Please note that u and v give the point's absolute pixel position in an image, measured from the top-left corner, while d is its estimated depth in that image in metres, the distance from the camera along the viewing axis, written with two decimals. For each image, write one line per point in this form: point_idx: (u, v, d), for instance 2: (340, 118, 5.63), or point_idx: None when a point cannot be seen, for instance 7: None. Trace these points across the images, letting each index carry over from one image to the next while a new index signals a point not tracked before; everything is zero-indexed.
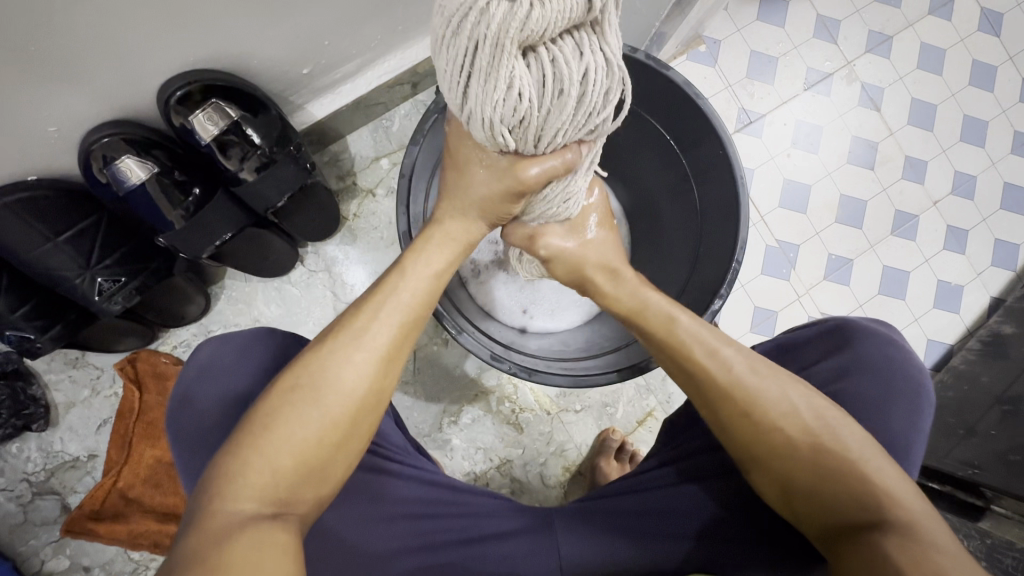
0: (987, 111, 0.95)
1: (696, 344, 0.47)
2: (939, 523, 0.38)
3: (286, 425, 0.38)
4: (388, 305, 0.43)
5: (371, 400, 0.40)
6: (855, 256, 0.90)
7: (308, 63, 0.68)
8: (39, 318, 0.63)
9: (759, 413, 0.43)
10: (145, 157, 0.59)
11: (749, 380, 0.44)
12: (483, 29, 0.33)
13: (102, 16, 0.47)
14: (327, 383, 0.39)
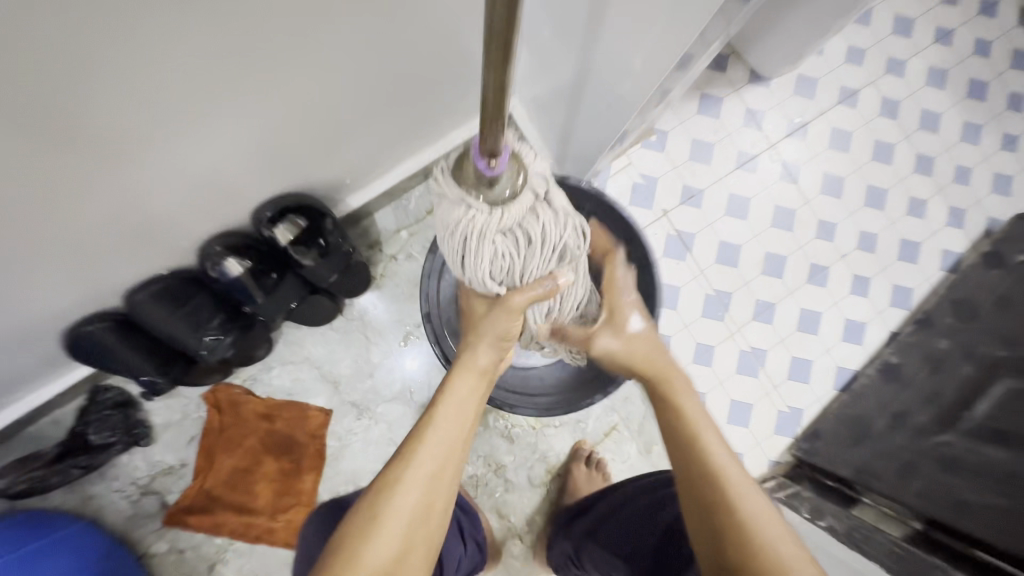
0: (886, 181, 1.18)
1: (695, 462, 0.56)
2: None
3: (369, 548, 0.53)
4: (432, 443, 0.59)
5: (423, 522, 0.55)
6: (777, 301, 1.13)
7: (349, 172, 0.92)
8: (161, 365, 0.88)
9: (748, 539, 0.50)
10: (242, 257, 0.84)
11: (740, 507, 0.52)
12: (473, 229, 0.56)
13: (220, 164, 0.71)
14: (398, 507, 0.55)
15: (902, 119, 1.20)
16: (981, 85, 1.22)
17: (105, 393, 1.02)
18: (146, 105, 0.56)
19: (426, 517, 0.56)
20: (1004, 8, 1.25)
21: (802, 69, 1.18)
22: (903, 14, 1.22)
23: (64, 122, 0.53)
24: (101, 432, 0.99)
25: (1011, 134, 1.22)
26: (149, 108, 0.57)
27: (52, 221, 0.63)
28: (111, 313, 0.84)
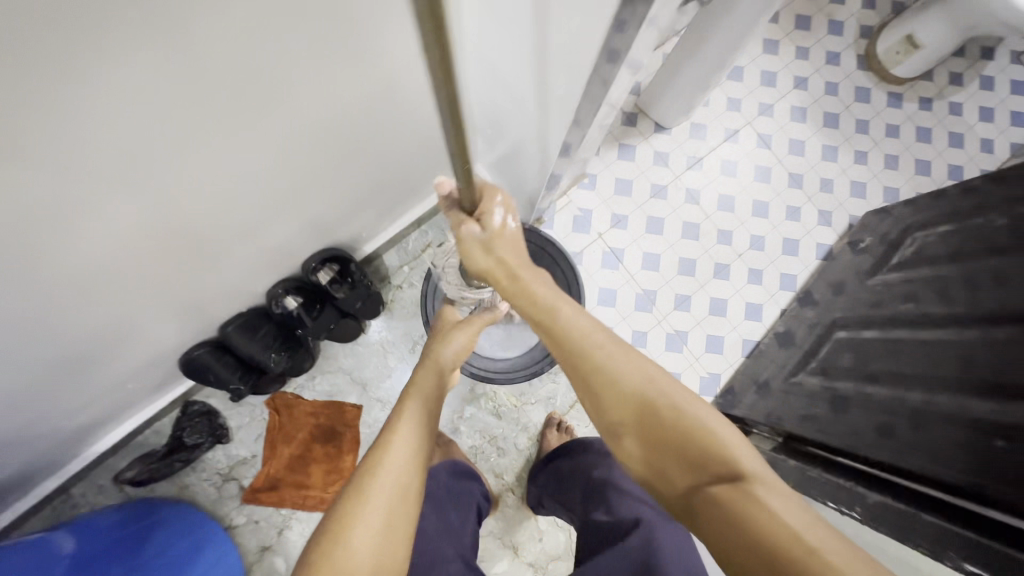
0: (768, 195, 1.56)
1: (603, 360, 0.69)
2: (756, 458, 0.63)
3: (367, 512, 0.62)
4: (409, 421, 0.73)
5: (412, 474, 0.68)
6: (691, 293, 1.50)
7: (363, 227, 1.30)
8: (245, 375, 1.26)
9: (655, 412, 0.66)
10: (296, 295, 1.22)
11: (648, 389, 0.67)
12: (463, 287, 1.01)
13: (284, 235, 1.09)
14: (387, 482, 0.65)
15: (774, 148, 1.58)
16: (834, 116, 1.61)
17: (194, 405, 1.37)
18: (250, 216, 0.93)
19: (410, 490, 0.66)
20: (846, 56, 1.65)
21: (694, 118, 1.57)
22: (768, 69, 1.61)
23: (210, 236, 0.90)
24: (194, 434, 1.34)
25: (860, 150, 1.61)
26: (252, 216, 0.94)
27: (190, 286, 1.00)
28: (208, 341, 1.21)
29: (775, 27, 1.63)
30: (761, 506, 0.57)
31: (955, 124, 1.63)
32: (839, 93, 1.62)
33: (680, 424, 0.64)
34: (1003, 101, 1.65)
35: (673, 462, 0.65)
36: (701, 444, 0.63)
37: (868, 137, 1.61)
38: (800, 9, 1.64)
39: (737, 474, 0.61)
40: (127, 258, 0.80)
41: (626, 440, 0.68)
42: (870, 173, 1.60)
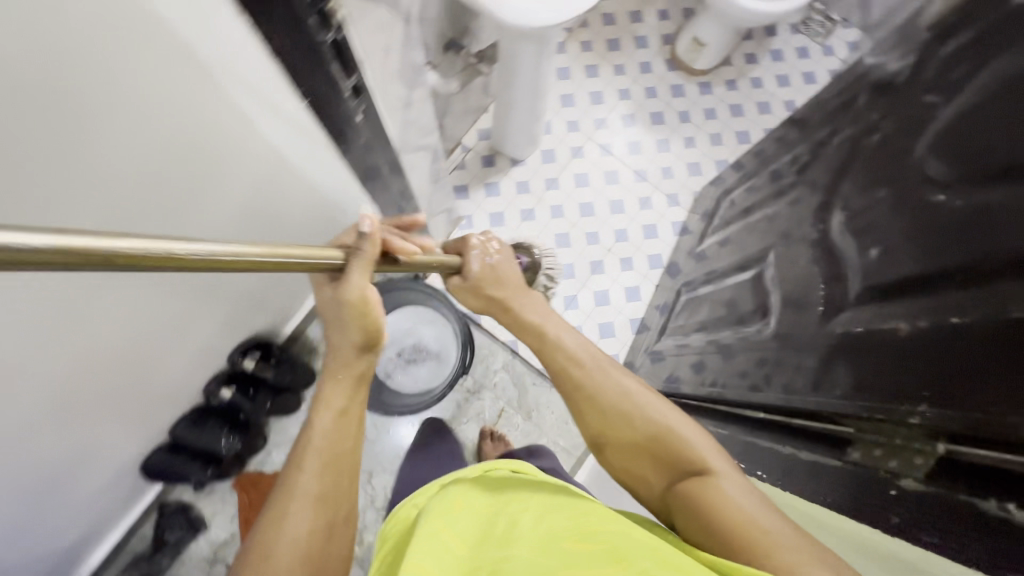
0: (620, 194, 1.82)
1: (588, 382, 0.87)
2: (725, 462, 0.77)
3: (289, 521, 0.69)
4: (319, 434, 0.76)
5: (331, 492, 0.73)
6: (576, 292, 1.73)
7: (276, 315, 1.51)
8: (206, 466, 1.46)
9: (639, 423, 0.82)
10: (229, 386, 1.41)
11: (633, 404, 0.84)
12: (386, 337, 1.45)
13: (207, 345, 1.29)
14: (296, 493, 0.71)
15: (616, 153, 1.85)
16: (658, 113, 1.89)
17: (168, 505, 1.54)
18: (159, 346, 1.09)
19: (336, 499, 0.73)
20: (656, 62, 1.94)
21: (542, 146, 1.83)
22: (593, 90, 1.89)
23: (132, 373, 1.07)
24: (173, 529, 1.51)
25: (688, 136, 1.89)
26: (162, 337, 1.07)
27: (134, 409, 1.18)
28: (161, 445, 1.37)
29: (590, 54, 1.92)
30: (713, 495, 0.71)
31: (758, 95, 1.93)
32: (657, 94, 1.91)
33: (651, 426, 0.81)
34: (792, 67, 1.96)
35: (649, 462, 0.81)
36: (671, 446, 0.79)
37: (691, 124, 1.90)
38: (606, 34, 1.93)
39: (699, 467, 0.76)
40: (75, 409, 0.99)
41: (609, 451, 0.85)
42: (700, 152, 1.87)
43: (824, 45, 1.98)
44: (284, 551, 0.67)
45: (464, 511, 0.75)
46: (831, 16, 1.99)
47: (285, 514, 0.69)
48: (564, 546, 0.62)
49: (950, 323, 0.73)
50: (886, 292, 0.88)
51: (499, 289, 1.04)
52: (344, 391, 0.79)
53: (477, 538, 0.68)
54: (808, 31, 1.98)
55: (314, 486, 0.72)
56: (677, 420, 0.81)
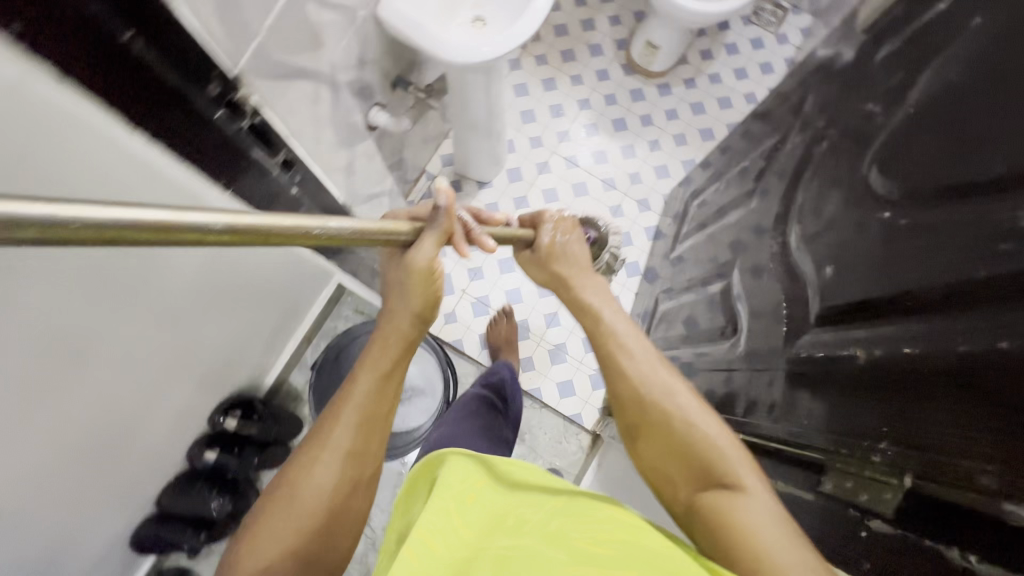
0: (591, 204, 1.81)
1: (636, 372, 0.76)
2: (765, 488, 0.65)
3: (312, 477, 0.59)
4: (358, 394, 0.63)
5: (350, 473, 0.60)
6: (556, 309, 1.72)
7: (254, 367, 1.50)
8: (199, 531, 1.42)
9: (677, 423, 0.71)
10: (211, 448, 1.38)
11: (669, 403, 0.73)
12: None
13: (185, 410, 1.26)
14: (319, 444, 0.61)
15: (582, 164, 1.84)
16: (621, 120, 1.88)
17: (165, 571, 1.51)
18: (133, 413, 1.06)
19: (357, 474, 0.61)
20: (613, 68, 1.93)
21: (507, 165, 1.82)
22: (553, 104, 1.88)
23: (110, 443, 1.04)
24: None
25: (653, 140, 1.88)
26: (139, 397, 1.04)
27: (113, 487, 1.15)
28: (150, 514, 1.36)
29: (546, 67, 1.91)
30: (738, 518, 0.61)
31: (718, 90, 1.93)
32: (618, 100, 1.90)
33: (691, 429, 0.70)
34: (749, 59, 1.96)
35: (678, 464, 0.70)
36: (705, 453, 0.68)
37: (655, 127, 1.89)
38: (561, 46, 1.93)
39: (732, 481, 0.66)
40: (46, 502, 0.95)
41: (641, 442, 0.74)
42: (666, 154, 1.87)
43: (777, 34, 1.98)
44: (298, 510, 0.58)
45: (485, 491, 0.61)
46: (782, 4, 1.99)
47: (306, 469, 0.59)
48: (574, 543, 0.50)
49: (902, 353, 0.69)
50: (842, 318, 0.84)
51: (564, 266, 0.95)
52: (388, 352, 0.67)
53: (490, 523, 0.56)
54: (761, 22, 1.98)
55: (343, 445, 0.61)
56: (712, 428, 0.70)
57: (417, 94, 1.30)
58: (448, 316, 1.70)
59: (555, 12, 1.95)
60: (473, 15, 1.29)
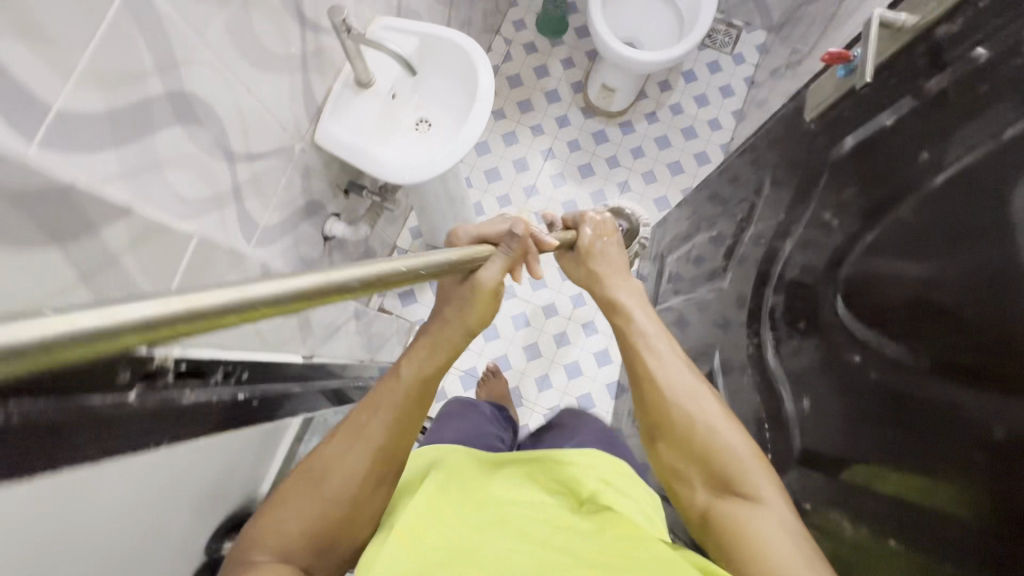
0: None
1: (666, 387, 0.76)
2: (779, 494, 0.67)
3: (348, 462, 0.73)
4: (394, 393, 0.78)
5: (376, 461, 0.74)
6: (546, 370, 1.74)
7: None
8: None
9: (704, 426, 0.73)
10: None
11: (696, 403, 0.75)
12: None
13: None
14: (361, 436, 0.75)
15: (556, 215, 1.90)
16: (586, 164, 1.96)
17: None
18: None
19: (383, 462, 0.75)
20: (572, 114, 2.00)
21: None
22: (517, 158, 1.96)
23: None
24: None
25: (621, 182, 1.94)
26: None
27: None
28: None
29: (505, 121, 1.99)
30: (753, 526, 0.63)
31: (681, 121, 2.00)
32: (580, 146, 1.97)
33: (710, 430, 0.72)
34: (708, 84, 2.02)
35: (697, 461, 0.71)
36: (728, 461, 0.69)
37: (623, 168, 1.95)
38: (516, 97, 2.00)
39: (744, 484, 0.68)
40: None
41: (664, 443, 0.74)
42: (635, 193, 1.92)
43: (734, 54, 2.05)
44: (333, 489, 0.71)
45: (482, 498, 0.67)
46: (733, 24, 2.07)
47: (350, 453, 0.74)
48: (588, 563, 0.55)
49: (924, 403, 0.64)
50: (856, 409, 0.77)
51: (604, 266, 0.97)
52: (432, 360, 0.81)
53: (490, 527, 0.61)
54: (715, 44, 2.06)
55: (380, 445, 0.75)
56: (733, 436, 0.72)
57: (371, 197, 1.45)
58: (438, 395, 1.69)
59: (506, 63, 2.02)
60: (416, 119, 1.44)
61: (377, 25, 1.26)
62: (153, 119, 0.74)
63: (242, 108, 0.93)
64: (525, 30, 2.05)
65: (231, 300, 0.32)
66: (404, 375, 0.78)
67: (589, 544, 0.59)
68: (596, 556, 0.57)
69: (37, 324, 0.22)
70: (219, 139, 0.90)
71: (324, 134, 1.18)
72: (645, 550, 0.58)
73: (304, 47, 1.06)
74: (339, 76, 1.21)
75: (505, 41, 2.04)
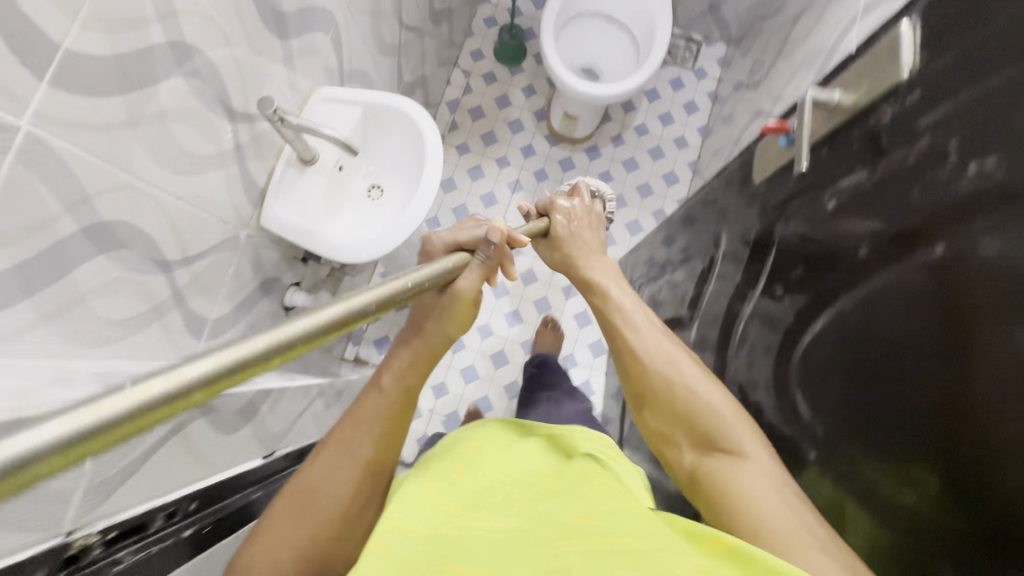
0: (542, 292, 1.85)
1: (649, 355, 0.79)
2: (763, 448, 0.67)
3: (336, 477, 0.69)
4: (378, 400, 0.75)
5: (362, 475, 0.71)
6: None
7: None
8: None
9: (688, 392, 0.74)
10: None
11: (678, 370, 0.76)
12: None
13: None
14: (346, 453, 0.71)
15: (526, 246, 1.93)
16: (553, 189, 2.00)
17: None
18: None
19: (372, 475, 0.72)
20: (536, 142, 2.05)
21: None
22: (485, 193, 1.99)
23: None
24: None
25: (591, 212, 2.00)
26: None
27: None
28: None
29: (470, 153, 2.02)
30: (740, 482, 0.63)
31: (647, 142, 2.08)
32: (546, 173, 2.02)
33: (693, 395, 0.73)
34: (672, 103, 2.12)
35: (682, 425, 0.72)
36: (710, 420, 0.70)
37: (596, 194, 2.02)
38: (480, 130, 2.03)
39: (730, 441, 0.68)
40: None
41: (649, 411, 0.75)
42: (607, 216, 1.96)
43: (696, 69, 2.14)
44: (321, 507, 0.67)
45: (466, 477, 0.70)
46: (694, 38, 2.14)
47: (336, 469, 0.70)
48: (561, 531, 0.57)
49: (885, 396, 0.63)
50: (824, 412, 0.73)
51: (576, 249, 0.99)
52: (415, 364, 0.78)
53: (469, 510, 0.64)
54: (677, 61, 2.14)
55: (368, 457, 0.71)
56: (716, 398, 0.72)
57: (330, 265, 1.41)
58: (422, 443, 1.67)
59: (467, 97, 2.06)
60: (368, 185, 1.39)
61: (319, 99, 1.15)
62: (66, 259, 0.62)
63: (174, 227, 0.81)
64: (485, 58, 2.08)
65: (220, 366, 0.36)
66: (384, 384, 0.75)
67: (568, 505, 0.61)
68: (570, 519, 0.58)
69: (62, 428, 0.27)
70: (152, 251, 0.77)
71: (272, 221, 1.07)
72: (616, 505, 0.60)
73: (236, 139, 0.93)
74: (282, 152, 1.10)
75: (466, 71, 2.07)
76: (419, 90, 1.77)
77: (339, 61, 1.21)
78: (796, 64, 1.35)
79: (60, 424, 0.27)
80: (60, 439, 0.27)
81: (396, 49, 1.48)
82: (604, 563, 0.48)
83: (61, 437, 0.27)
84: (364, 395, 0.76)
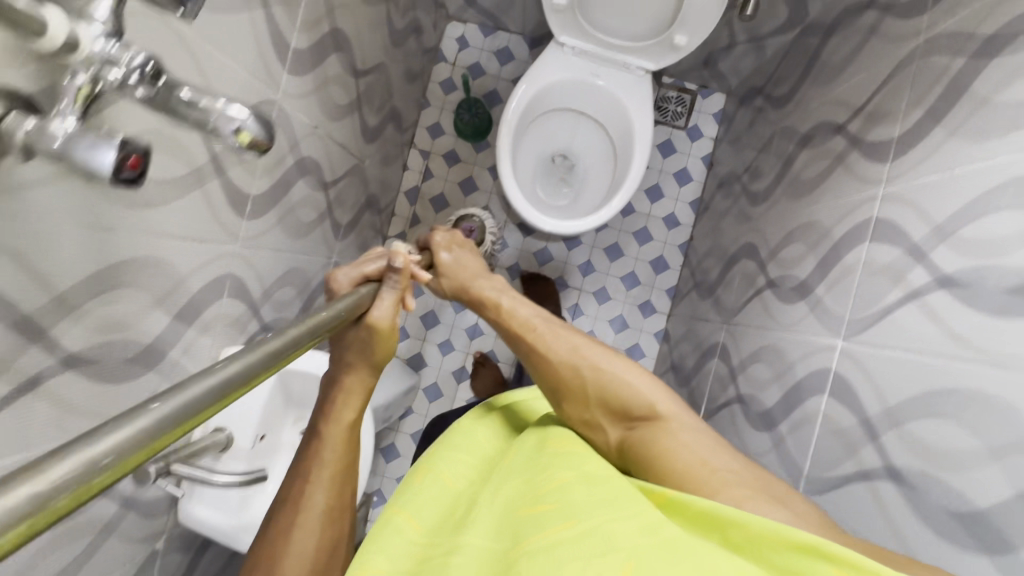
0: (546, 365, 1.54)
1: (511, 318, 0.50)
2: (698, 432, 0.39)
3: (291, 544, 0.38)
4: (319, 449, 0.41)
5: (323, 556, 0.38)
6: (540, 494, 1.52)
7: None
8: None
9: (586, 368, 0.44)
10: None
11: (549, 335, 0.47)
12: None
13: None
14: (284, 535, 0.39)
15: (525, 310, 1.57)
16: (602, 290, 0.88)
17: None
18: None
19: (327, 560, 0.39)
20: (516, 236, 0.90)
21: None
22: None
23: None
24: None
25: (633, 247, 0.89)
26: None
27: None
28: None
29: None
30: (667, 452, 0.38)
31: (641, 244, 0.89)
32: (610, 292, 0.88)
33: (601, 373, 0.44)
34: (665, 178, 0.89)
35: (594, 409, 0.43)
36: (615, 392, 0.43)
37: (641, 279, 0.88)
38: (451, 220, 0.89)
39: (643, 410, 0.42)
40: None
41: (563, 408, 0.44)
42: (621, 303, 0.88)
43: (694, 130, 0.89)
44: None
45: (434, 477, 0.41)
46: (685, 85, 0.88)
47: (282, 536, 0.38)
48: (505, 531, 0.33)
49: None
50: None
51: (469, 262, 0.56)
52: (354, 395, 0.41)
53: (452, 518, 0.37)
54: (669, 115, 0.88)
55: (325, 503, 0.40)
56: (627, 370, 0.44)
57: None
58: None
59: (425, 180, 0.89)
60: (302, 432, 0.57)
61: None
62: None
63: None
64: (447, 131, 0.89)
65: (258, 358, 0.22)
66: (317, 420, 0.41)
67: (522, 477, 0.38)
68: (516, 509, 0.34)
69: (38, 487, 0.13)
70: None
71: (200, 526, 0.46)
72: (583, 467, 0.36)
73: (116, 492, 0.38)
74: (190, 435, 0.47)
75: (424, 147, 0.89)
76: (375, 213, 0.78)
77: (253, 281, 0.47)
78: (764, 237, 0.62)
79: (37, 475, 0.13)
80: (49, 501, 0.13)
81: (320, 207, 0.56)
82: (551, 562, 0.27)
83: (29, 509, 0.13)
84: (298, 451, 0.42)
